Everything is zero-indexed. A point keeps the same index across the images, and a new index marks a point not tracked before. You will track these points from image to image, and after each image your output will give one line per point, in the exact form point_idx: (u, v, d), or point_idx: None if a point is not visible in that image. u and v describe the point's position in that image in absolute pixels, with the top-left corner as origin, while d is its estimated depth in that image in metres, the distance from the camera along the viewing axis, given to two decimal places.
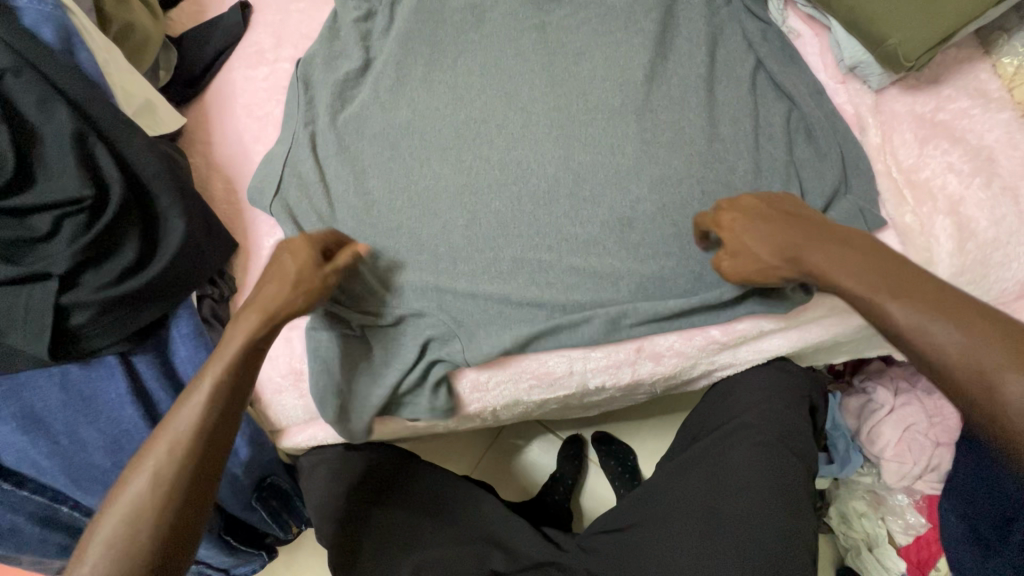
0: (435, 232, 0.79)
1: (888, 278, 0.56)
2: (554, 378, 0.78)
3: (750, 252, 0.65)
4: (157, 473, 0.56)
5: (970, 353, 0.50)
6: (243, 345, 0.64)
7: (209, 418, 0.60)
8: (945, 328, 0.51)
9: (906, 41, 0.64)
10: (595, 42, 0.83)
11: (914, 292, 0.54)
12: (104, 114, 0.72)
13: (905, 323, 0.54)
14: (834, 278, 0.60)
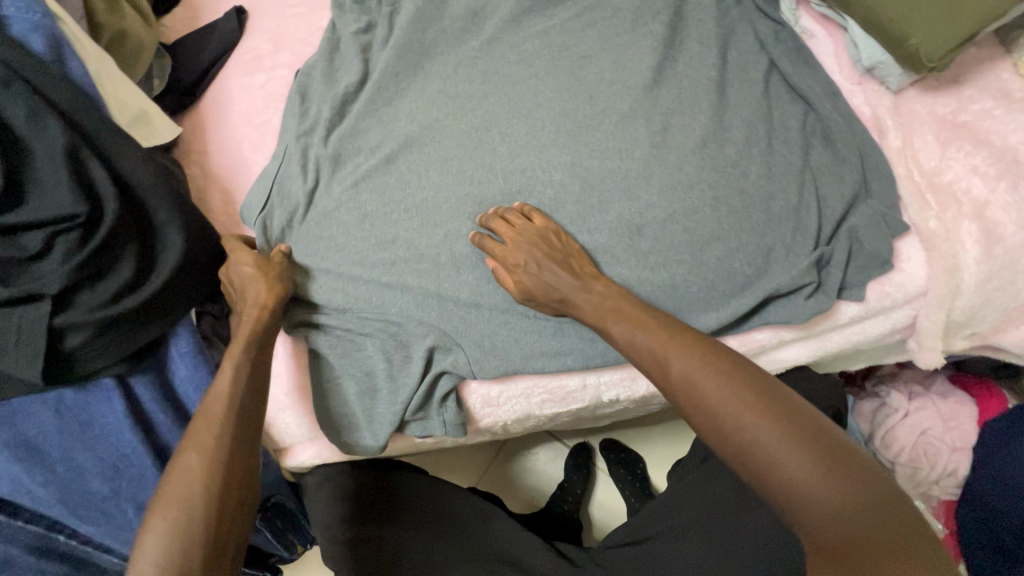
0: (437, 243, 0.78)
1: (760, 402, 0.54)
2: (567, 393, 0.76)
3: (630, 347, 0.64)
4: (176, 508, 0.53)
5: (807, 497, 0.50)
6: (239, 368, 0.63)
7: (220, 447, 0.57)
8: (799, 466, 0.51)
9: (929, 39, 0.61)
10: (602, 46, 0.81)
11: (788, 425, 0.53)
12: (97, 125, 0.69)
13: (760, 465, 0.52)
14: (695, 395, 0.57)
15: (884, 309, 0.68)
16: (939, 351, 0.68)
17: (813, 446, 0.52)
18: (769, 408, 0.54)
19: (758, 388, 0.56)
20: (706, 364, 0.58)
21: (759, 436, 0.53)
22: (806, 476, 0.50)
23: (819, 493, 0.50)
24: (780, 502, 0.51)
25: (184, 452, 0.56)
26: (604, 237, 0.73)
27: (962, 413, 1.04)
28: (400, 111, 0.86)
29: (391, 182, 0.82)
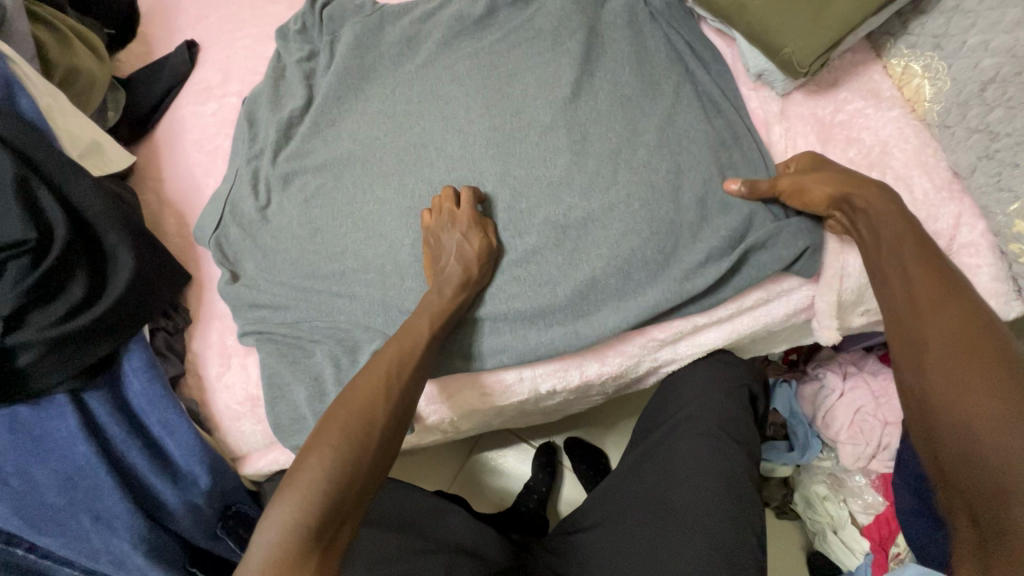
0: (381, 252, 0.83)
1: (974, 318, 0.53)
2: (505, 386, 0.81)
3: (889, 236, 0.62)
4: (345, 449, 0.62)
5: (986, 416, 0.47)
6: (417, 348, 0.71)
7: (384, 412, 0.66)
8: (982, 381, 0.49)
9: (798, 50, 0.69)
10: (526, 63, 0.88)
11: (990, 345, 0.51)
12: (47, 157, 0.74)
13: (942, 363, 0.52)
14: (911, 291, 0.58)
15: (783, 292, 0.75)
16: (835, 328, 0.75)
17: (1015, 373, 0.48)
18: (970, 317, 0.53)
19: (958, 298, 0.55)
20: (917, 259, 0.59)
21: (938, 340, 0.53)
22: (983, 391, 0.48)
23: (995, 411, 0.47)
24: (945, 411, 0.50)
25: (354, 403, 0.66)
26: (531, 240, 0.79)
27: (892, 389, 1.11)
28: (342, 132, 0.92)
29: (336, 198, 0.88)
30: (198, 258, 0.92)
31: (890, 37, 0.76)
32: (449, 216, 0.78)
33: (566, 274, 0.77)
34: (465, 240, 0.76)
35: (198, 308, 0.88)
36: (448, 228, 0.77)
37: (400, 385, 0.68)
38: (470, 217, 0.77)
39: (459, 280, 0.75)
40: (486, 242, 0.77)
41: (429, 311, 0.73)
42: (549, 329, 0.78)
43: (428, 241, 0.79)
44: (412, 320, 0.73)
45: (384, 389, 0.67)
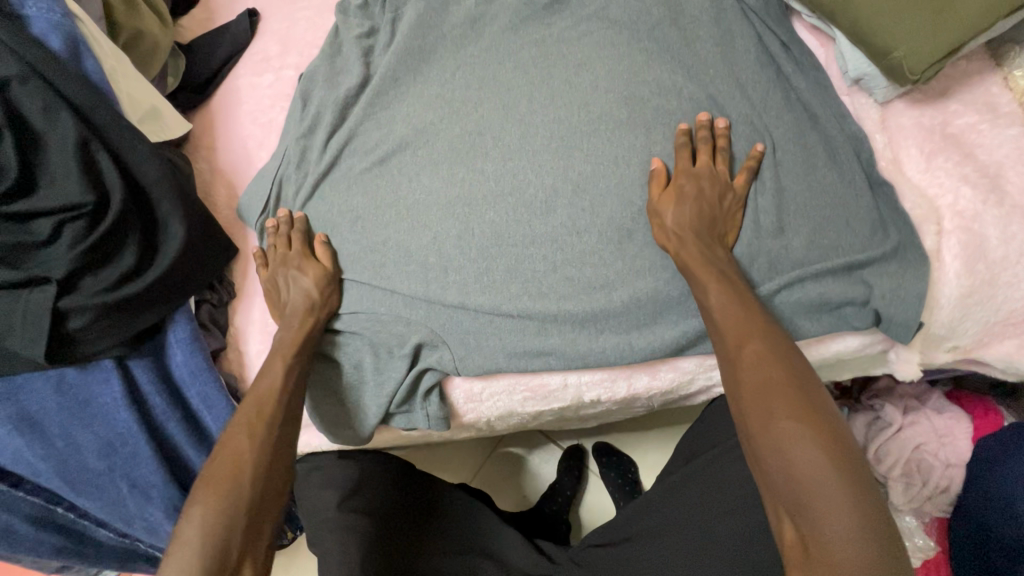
0: (424, 244, 0.80)
1: (793, 371, 0.58)
2: (549, 391, 0.78)
3: (722, 317, 0.64)
4: (214, 502, 0.60)
5: (821, 494, 0.49)
6: (275, 385, 0.71)
7: (254, 457, 0.64)
8: (816, 456, 0.51)
9: (911, 53, 0.62)
10: (597, 54, 0.83)
11: (813, 411, 0.54)
12: (107, 120, 0.73)
13: (772, 434, 0.54)
14: (740, 366, 0.60)
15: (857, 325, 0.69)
16: (916, 364, 0.69)
17: (849, 458, 0.51)
18: (799, 384, 0.56)
19: (793, 375, 0.57)
20: (750, 337, 0.61)
21: (773, 413, 0.55)
22: (810, 461, 0.51)
23: (832, 493, 0.49)
24: (778, 481, 0.52)
25: (223, 454, 0.64)
26: (589, 241, 0.75)
27: (957, 429, 1.02)
28: (398, 114, 0.88)
29: (386, 182, 0.85)
30: (245, 232, 0.91)
31: (1014, 47, 0.68)
32: (279, 257, 0.82)
33: (624, 280, 0.73)
34: (300, 272, 0.80)
35: (242, 282, 0.87)
36: (280, 270, 0.81)
37: (265, 423, 0.67)
38: (298, 253, 0.82)
39: (304, 306, 0.78)
40: (319, 269, 0.81)
41: (281, 348, 0.74)
42: (600, 337, 0.74)
43: (275, 282, 0.82)
44: (267, 364, 0.73)
45: (249, 427, 0.66)
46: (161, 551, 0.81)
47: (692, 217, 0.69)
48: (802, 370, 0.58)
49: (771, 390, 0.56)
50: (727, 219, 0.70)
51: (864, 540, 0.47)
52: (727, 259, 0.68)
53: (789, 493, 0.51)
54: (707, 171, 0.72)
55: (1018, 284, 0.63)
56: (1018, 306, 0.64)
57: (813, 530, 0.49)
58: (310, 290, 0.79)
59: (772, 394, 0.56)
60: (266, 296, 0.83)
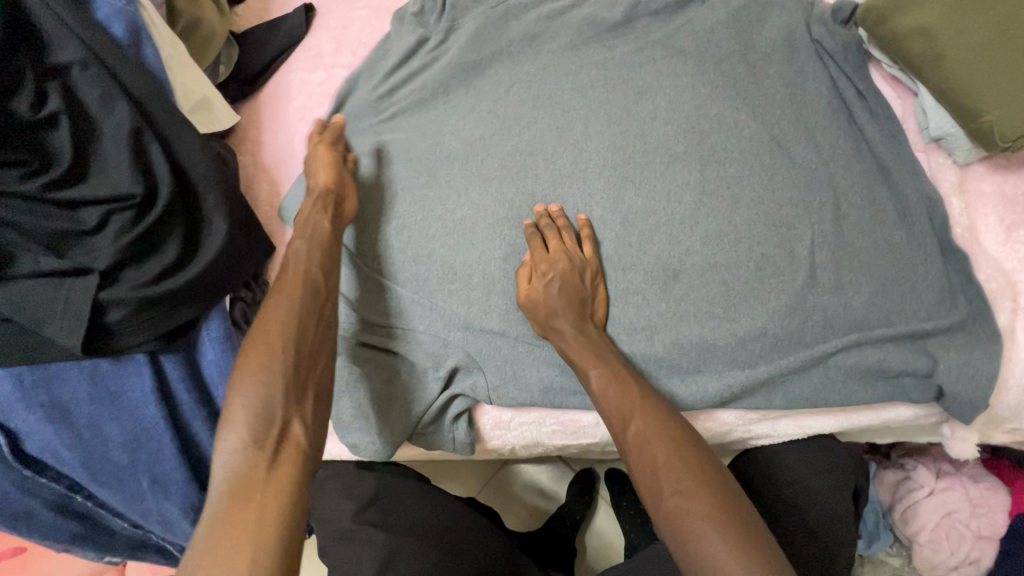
0: (470, 263, 0.78)
1: (685, 449, 0.62)
2: (579, 427, 0.76)
3: (602, 396, 0.67)
4: (262, 374, 0.59)
5: (724, 566, 0.53)
6: (303, 262, 0.70)
7: (287, 329, 0.63)
8: (718, 541, 0.54)
9: (1006, 118, 0.59)
10: (659, 83, 0.80)
11: (715, 491, 0.58)
12: (162, 111, 0.72)
13: (678, 519, 0.57)
14: (627, 446, 0.64)
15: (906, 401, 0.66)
16: (973, 443, 0.65)
17: (752, 537, 0.55)
18: (691, 461, 0.61)
19: (695, 458, 0.61)
20: (633, 419, 0.64)
21: (679, 497, 0.58)
22: (713, 541, 0.54)
23: (735, 571, 0.53)
24: (686, 560, 0.56)
25: (261, 331, 0.63)
26: (636, 278, 0.73)
27: (993, 501, 0.98)
28: (449, 126, 0.87)
29: (429, 196, 0.83)
30: (284, 233, 0.90)
31: None
32: (314, 149, 0.83)
33: (667, 323, 0.71)
34: (312, 163, 0.82)
35: (277, 282, 0.86)
36: (313, 156, 0.82)
37: (308, 298, 0.67)
38: (322, 188, 0.79)
39: (326, 188, 0.79)
40: (331, 158, 0.83)
41: (309, 239, 0.73)
42: None
43: (308, 169, 0.83)
44: (299, 244, 0.73)
45: (273, 302, 0.66)
46: (172, 546, 0.81)
47: (564, 311, 0.70)
48: (691, 447, 0.62)
49: (672, 468, 0.60)
50: (592, 304, 0.72)
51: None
52: (598, 337, 0.71)
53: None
54: (564, 258, 0.71)
55: None
56: None
57: None
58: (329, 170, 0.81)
59: (673, 472, 0.60)
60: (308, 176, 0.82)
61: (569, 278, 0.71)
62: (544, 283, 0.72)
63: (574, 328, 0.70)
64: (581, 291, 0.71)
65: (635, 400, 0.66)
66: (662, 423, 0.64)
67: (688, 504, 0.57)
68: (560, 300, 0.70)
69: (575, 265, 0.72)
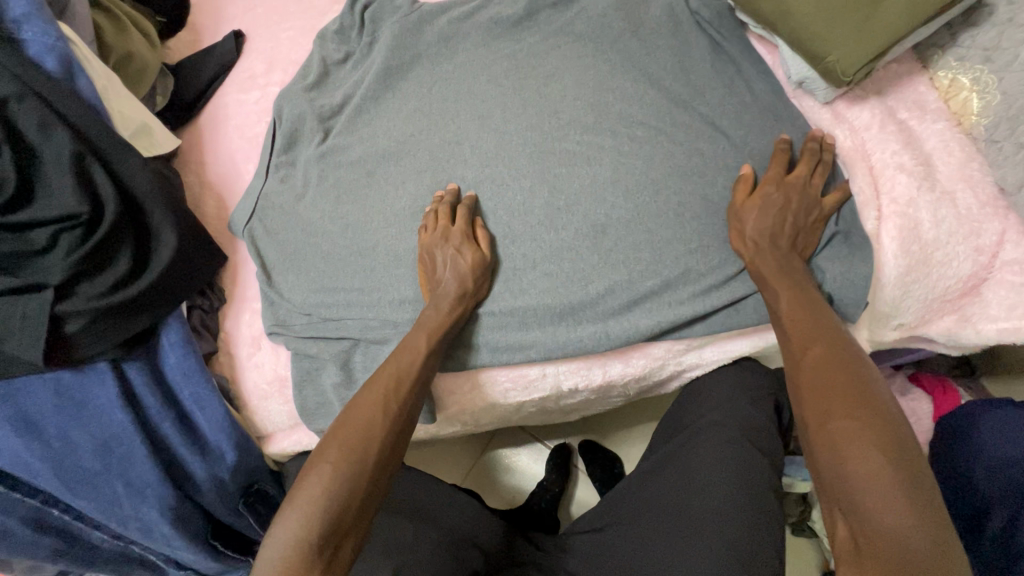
0: (411, 246, 0.85)
1: (858, 376, 0.57)
2: (529, 381, 0.82)
3: (790, 317, 0.65)
4: (343, 466, 0.65)
5: (876, 488, 0.49)
6: (324, 479, 0.65)
7: (380, 433, 0.69)
8: (877, 461, 0.51)
9: (843, 57, 0.70)
10: (565, 67, 0.88)
11: (878, 416, 0.54)
12: (101, 135, 0.77)
13: (836, 437, 0.54)
14: (804, 370, 0.61)
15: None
16: (866, 340, 0.74)
17: (915, 465, 0.50)
18: (852, 390, 0.56)
19: (863, 384, 0.57)
20: (816, 342, 0.62)
21: (836, 413, 0.55)
22: (866, 462, 0.51)
23: (887, 496, 0.49)
24: (831, 479, 0.53)
25: (271, 556, 0.61)
26: (565, 237, 0.79)
27: (920, 409, 1.07)
28: (379, 128, 0.93)
29: (369, 193, 0.89)
30: (235, 243, 0.95)
31: (938, 49, 0.74)
32: (442, 233, 0.79)
33: (595, 274, 0.78)
34: (459, 255, 0.77)
35: (233, 288, 0.91)
36: (442, 245, 0.79)
37: (325, 516, 0.62)
38: (463, 232, 0.79)
39: (455, 295, 0.77)
40: (479, 255, 0.79)
41: (426, 328, 0.76)
42: (577, 329, 0.78)
43: (432, 255, 0.80)
44: (321, 451, 0.68)
45: (291, 525, 0.62)
46: (155, 552, 0.83)
47: (769, 223, 0.69)
48: (867, 376, 0.58)
49: (843, 392, 0.56)
50: (804, 237, 0.70)
51: (920, 549, 0.46)
52: (801, 268, 0.69)
53: (847, 492, 0.51)
54: (800, 182, 0.71)
55: (950, 263, 0.68)
56: (951, 283, 0.69)
57: (864, 525, 0.49)
58: (463, 272, 0.77)
59: (842, 395, 0.56)
60: (422, 268, 0.81)
61: (768, 203, 0.70)
62: (766, 194, 0.71)
63: (778, 252, 0.69)
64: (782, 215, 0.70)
65: (823, 329, 0.63)
66: (853, 353, 0.61)
67: (849, 425, 0.54)
68: (768, 220, 0.70)
69: (799, 186, 0.71)
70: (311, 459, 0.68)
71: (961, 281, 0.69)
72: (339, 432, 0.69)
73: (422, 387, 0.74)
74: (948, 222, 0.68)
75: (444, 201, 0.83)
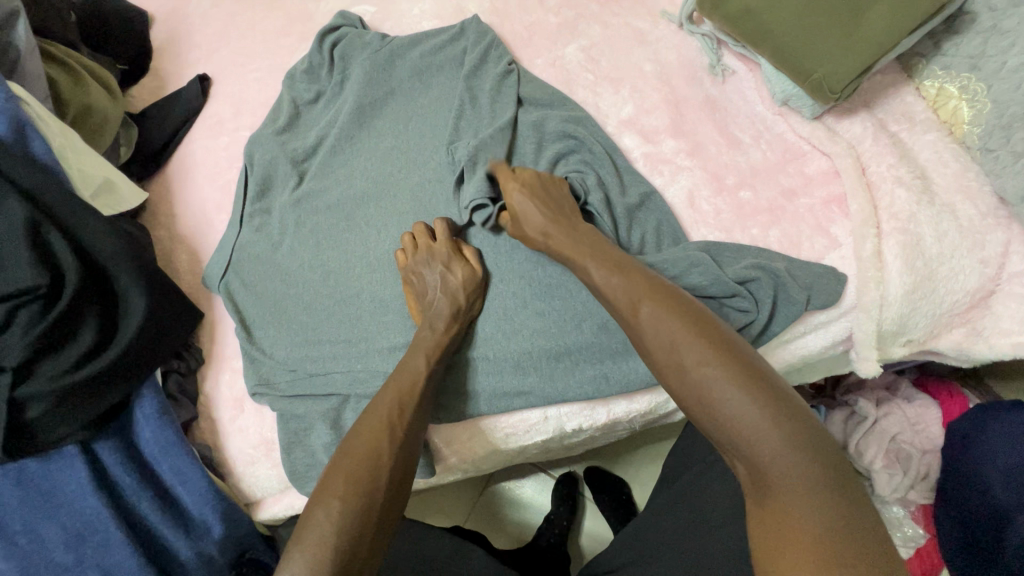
0: (397, 290, 0.81)
1: (659, 289, 0.60)
2: (530, 425, 0.78)
3: (608, 289, 0.62)
4: (353, 499, 0.59)
5: (711, 377, 0.51)
6: (335, 511, 0.58)
7: (388, 460, 0.64)
8: (705, 355, 0.52)
9: (831, 73, 0.68)
10: (543, 96, 0.86)
11: (688, 315, 0.56)
12: (59, 200, 0.72)
13: (664, 348, 0.55)
14: (613, 295, 0.62)
15: (821, 323, 0.70)
16: (876, 360, 0.69)
17: (728, 345, 0.53)
18: (659, 299, 0.58)
19: (662, 293, 0.59)
20: (653, 297, 0.59)
21: (663, 332, 0.56)
22: (696, 358, 0.53)
23: (720, 379, 0.51)
24: (679, 384, 0.54)
25: None
26: (554, 272, 0.76)
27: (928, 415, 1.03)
28: (355, 169, 0.90)
29: (350, 238, 0.86)
30: (210, 297, 0.90)
31: (921, 58, 0.72)
32: (427, 250, 0.77)
33: (591, 309, 0.74)
34: (448, 272, 0.75)
35: (210, 347, 0.86)
36: (428, 265, 0.76)
37: (341, 545, 0.56)
38: (448, 248, 0.76)
39: (450, 312, 0.73)
40: (468, 270, 0.76)
41: (423, 348, 0.72)
42: (576, 370, 0.75)
43: (414, 273, 0.77)
44: (329, 477, 0.62)
45: (299, 562, 0.55)
46: None
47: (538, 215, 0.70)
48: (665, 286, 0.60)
49: (654, 305, 0.58)
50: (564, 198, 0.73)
51: (757, 416, 0.48)
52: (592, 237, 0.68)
53: (695, 390, 0.52)
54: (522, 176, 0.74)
55: (955, 276, 0.66)
56: (958, 297, 0.67)
57: (721, 415, 0.50)
58: (452, 285, 0.74)
59: (655, 305, 0.58)
60: (408, 292, 0.78)
61: (536, 190, 0.72)
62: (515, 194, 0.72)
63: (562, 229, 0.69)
64: (548, 190, 0.73)
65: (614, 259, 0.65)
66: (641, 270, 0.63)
67: (671, 331, 0.55)
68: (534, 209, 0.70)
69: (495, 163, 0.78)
70: (319, 487, 0.61)
71: (968, 294, 0.67)
72: (350, 454, 0.63)
73: (422, 413, 0.69)
74: (950, 236, 0.66)
75: (425, 231, 0.79)
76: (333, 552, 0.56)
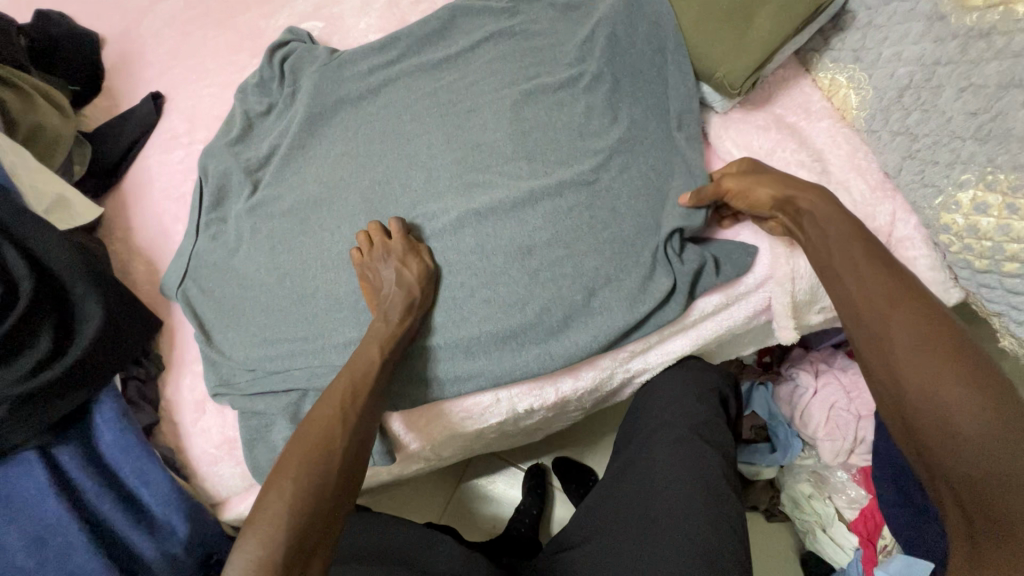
0: (352, 288, 0.85)
1: (921, 337, 0.55)
2: (484, 409, 0.82)
3: (861, 291, 0.61)
4: (305, 481, 0.63)
5: (977, 439, 0.49)
6: (290, 489, 0.62)
7: (342, 441, 0.67)
8: (972, 415, 0.50)
9: (729, 72, 0.78)
10: (483, 100, 0.91)
11: (963, 365, 0.52)
12: (10, 212, 0.74)
13: (923, 403, 0.53)
14: (885, 337, 0.57)
15: (741, 295, 0.78)
16: (791, 328, 0.78)
17: (996, 405, 0.50)
18: (933, 350, 0.54)
19: (931, 340, 0.55)
20: (918, 307, 0.57)
21: (931, 384, 0.53)
22: (970, 417, 0.50)
23: (982, 444, 0.49)
24: (936, 444, 0.51)
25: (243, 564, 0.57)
26: (498, 262, 0.81)
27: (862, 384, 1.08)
28: (307, 176, 0.94)
29: (304, 241, 0.89)
30: (170, 306, 0.92)
31: (815, 53, 0.81)
32: (382, 247, 0.81)
33: (533, 293, 0.79)
34: (402, 267, 0.79)
35: (170, 353, 0.88)
36: (383, 260, 0.80)
37: (300, 514, 0.60)
38: (403, 246, 0.81)
39: (404, 305, 0.77)
40: (422, 266, 0.80)
41: (377, 339, 0.74)
42: (523, 349, 0.79)
43: (371, 268, 0.81)
44: (283, 458, 0.65)
45: (258, 534, 0.59)
46: None
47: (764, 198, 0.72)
48: (938, 330, 0.55)
49: (922, 358, 0.54)
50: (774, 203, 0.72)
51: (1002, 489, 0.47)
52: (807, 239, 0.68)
53: (951, 456, 0.50)
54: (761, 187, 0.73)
55: None
56: None
57: (977, 487, 0.48)
58: (408, 281, 0.78)
59: (921, 358, 0.54)
60: (364, 285, 0.81)
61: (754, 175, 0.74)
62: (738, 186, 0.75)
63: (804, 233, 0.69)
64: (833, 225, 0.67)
65: (880, 286, 0.60)
66: (902, 303, 0.58)
67: (964, 374, 0.52)
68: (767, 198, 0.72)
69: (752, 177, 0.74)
70: (274, 468, 0.65)
71: None
72: (304, 436, 0.67)
73: (377, 397, 0.73)
74: (847, 208, 0.73)
75: (380, 229, 0.83)
76: (290, 522, 0.60)
